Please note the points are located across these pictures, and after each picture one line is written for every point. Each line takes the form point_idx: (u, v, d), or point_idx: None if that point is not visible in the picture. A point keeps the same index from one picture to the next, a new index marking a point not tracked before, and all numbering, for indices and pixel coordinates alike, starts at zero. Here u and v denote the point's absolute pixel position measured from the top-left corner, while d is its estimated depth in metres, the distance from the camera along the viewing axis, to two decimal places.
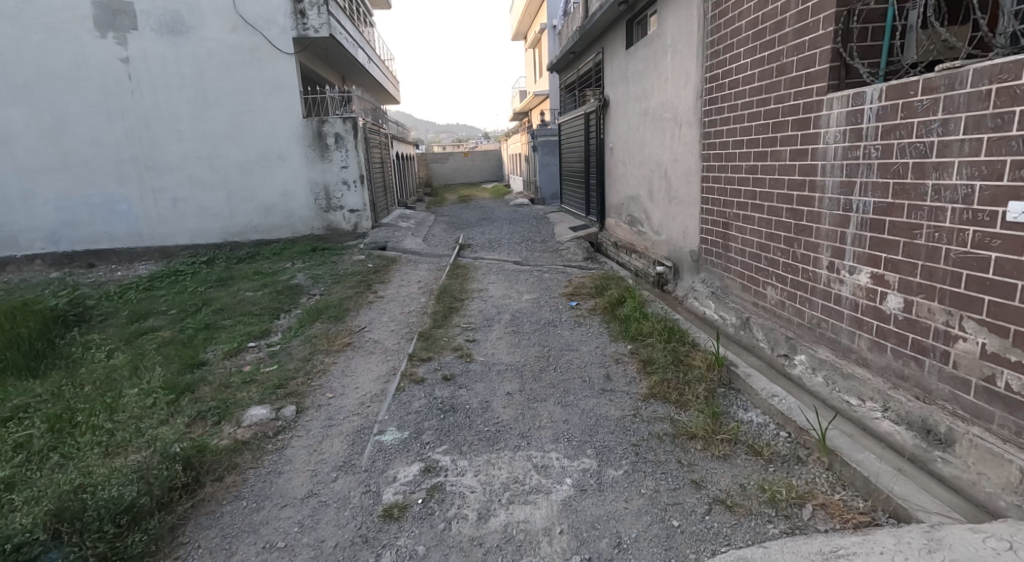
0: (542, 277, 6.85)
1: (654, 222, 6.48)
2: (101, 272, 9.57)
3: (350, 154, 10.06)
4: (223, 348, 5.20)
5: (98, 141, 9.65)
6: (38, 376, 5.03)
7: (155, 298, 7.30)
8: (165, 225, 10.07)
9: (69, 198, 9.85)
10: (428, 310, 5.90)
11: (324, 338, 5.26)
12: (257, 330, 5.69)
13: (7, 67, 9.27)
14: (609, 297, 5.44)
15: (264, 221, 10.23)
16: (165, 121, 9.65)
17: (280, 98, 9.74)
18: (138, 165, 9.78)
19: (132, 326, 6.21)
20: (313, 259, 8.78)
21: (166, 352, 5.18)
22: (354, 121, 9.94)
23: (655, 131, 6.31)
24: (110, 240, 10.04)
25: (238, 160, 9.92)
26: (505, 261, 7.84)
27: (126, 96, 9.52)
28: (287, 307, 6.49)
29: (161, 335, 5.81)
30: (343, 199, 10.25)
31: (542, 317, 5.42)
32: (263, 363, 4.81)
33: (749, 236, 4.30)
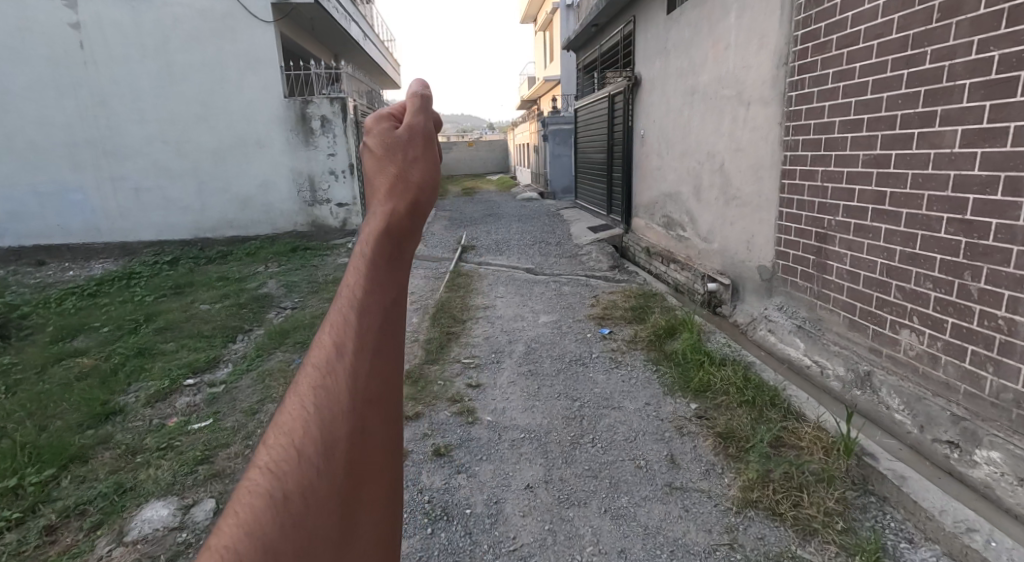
0: (561, 291, 5.61)
1: (700, 228, 5.21)
2: (50, 272, 8.44)
3: (338, 140, 8.89)
4: (148, 390, 3.95)
5: (47, 120, 8.49)
6: None
7: (93, 311, 6.11)
8: (127, 219, 8.93)
9: (15, 186, 8.70)
10: (420, 336, 4.68)
11: (281, 377, 4.04)
12: (201, 360, 4.49)
13: None
14: (657, 323, 4.21)
15: (241, 215, 9.07)
16: (124, 98, 8.48)
17: (258, 75, 8.53)
18: (95, 148, 8.63)
19: (52, 347, 5.06)
20: (292, 260, 7.60)
21: (74, 391, 4.00)
22: (342, 102, 8.76)
23: (704, 114, 5.04)
24: (64, 235, 8.90)
25: (210, 144, 8.74)
26: (514, 268, 6.56)
27: (80, 70, 8.33)
28: (248, 327, 5.28)
29: (81, 362, 4.64)
30: (330, 192, 9.10)
31: (566, 350, 4.17)
32: (196, 414, 3.60)
33: (868, 254, 3.06)
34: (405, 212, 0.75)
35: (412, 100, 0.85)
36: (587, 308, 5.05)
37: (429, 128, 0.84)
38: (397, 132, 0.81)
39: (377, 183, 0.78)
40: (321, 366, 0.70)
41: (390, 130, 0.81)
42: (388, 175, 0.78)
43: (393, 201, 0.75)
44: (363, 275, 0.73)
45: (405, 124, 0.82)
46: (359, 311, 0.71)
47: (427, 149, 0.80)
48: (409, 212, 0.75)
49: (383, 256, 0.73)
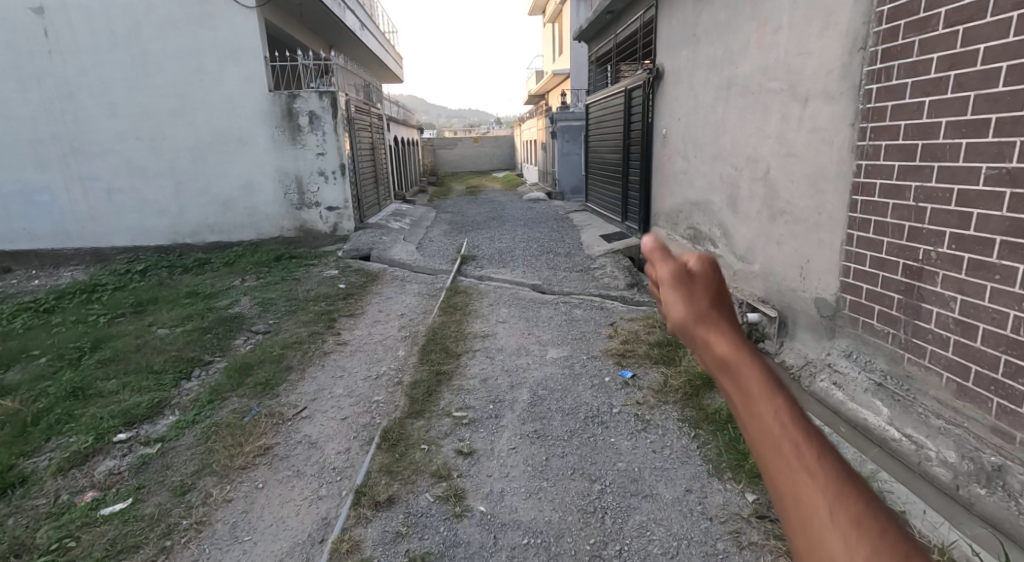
0: (571, 314, 4.83)
1: (736, 245, 4.39)
2: (15, 282, 7.99)
3: (328, 138, 8.15)
4: (63, 453, 3.40)
5: (11, 115, 7.99)
6: None
7: (37, 334, 5.76)
8: (99, 222, 8.41)
9: None
10: (405, 378, 3.91)
11: (228, 434, 3.34)
12: (143, 405, 3.90)
13: None
14: (694, 372, 3.33)
15: (222, 219, 8.38)
16: (93, 91, 7.91)
17: (239, 66, 7.85)
18: (63, 146, 8.10)
19: None
20: (272, 271, 6.85)
21: None
22: (332, 96, 8.01)
23: (741, 111, 4.23)
24: (31, 239, 8.46)
25: (187, 142, 8.10)
26: (520, 283, 5.73)
27: (44, 60, 7.81)
28: (207, 360, 4.65)
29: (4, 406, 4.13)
30: (319, 194, 8.34)
31: (579, 399, 3.38)
32: (117, 488, 3.01)
33: (994, 302, 2.25)
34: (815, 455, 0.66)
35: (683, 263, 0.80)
36: (603, 340, 4.20)
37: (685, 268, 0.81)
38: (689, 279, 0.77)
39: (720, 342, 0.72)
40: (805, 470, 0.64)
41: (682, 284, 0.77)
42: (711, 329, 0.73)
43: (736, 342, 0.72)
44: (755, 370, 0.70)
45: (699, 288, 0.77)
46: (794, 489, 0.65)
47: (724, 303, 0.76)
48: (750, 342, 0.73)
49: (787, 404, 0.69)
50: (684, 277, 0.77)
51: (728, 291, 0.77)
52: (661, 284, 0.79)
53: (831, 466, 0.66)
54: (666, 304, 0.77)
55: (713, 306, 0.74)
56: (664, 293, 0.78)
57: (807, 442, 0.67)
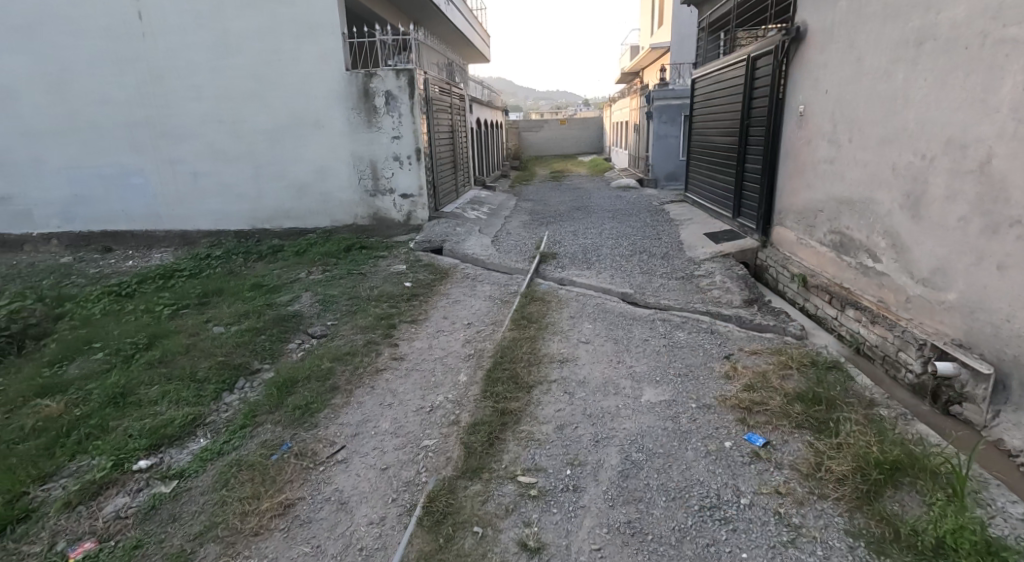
0: (673, 335, 3.85)
1: (912, 262, 3.24)
2: (112, 262, 8.21)
3: (404, 121, 7.58)
4: (77, 481, 3.07)
5: (107, 98, 8.10)
6: None
7: (105, 324, 5.65)
8: (184, 206, 8.43)
9: (82, 169, 8.54)
10: (463, 418, 3.14)
11: (250, 479, 2.80)
12: (175, 423, 3.51)
13: (14, 4, 7.86)
14: (869, 458, 2.31)
15: (297, 205, 8.10)
16: (180, 73, 7.83)
17: (316, 43, 7.43)
18: (152, 129, 8.14)
19: (44, 381, 4.54)
20: (340, 262, 6.30)
21: (6, 470, 3.28)
22: (409, 74, 7.39)
23: (937, 76, 3.03)
24: (127, 221, 8.68)
25: (265, 125, 7.84)
26: (607, 291, 4.76)
27: (138, 42, 7.79)
28: (254, 369, 4.18)
29: (49, 413, 3.96)
30: (393, 180, 7.83)
31: (689, 473, 2.46)
32: (116, 541, 2.60)
33: None
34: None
35: None
36: (720, 382, 3.17)
37: None
38: None
39: None
40: None
41: None
42: None
43: None
44: None
45: None
46: None
47: None
48: None
49: None
50: None
51: None
52: None
53: None
54: None
55: None
56: None
57: None
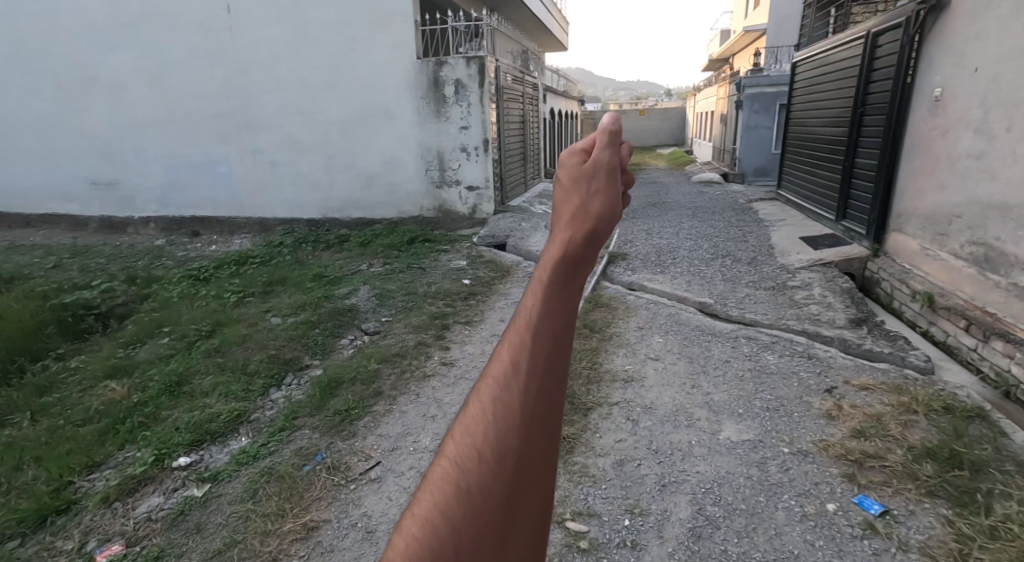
0: (760, 356, 3.31)
1: None
2: (198, 246, 8.57)
3: (472, 110, 7.32)
4: (117, 475, 3.01)
5: (198, 90, 8.41)
6: None
7: (178, 307, 5.79)
8: (263, 195, 8.64)
9: (175, 157, 8.95)
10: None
11: (278, 493, 2.60)
12: (220, 418, 3.41)
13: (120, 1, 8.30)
14: None
15: (365, 195, 8.06)
16: (262, 65, 7.97)
17: (390, 32, 7.30)
18: (237, 120, 8.37)
19: (115, 362, 4.66)
20: (402, 255, 6.13)
21: (59, 455, 3.31)
22: (480, 62, 7.11)
23: None
24: (213, 208, 9.02)
25: (338, 116, 7.84)
26: (683, 299, 4.25)
27: (225, 34, 8.00)
28: (304, 365, 4.05)
29: (112, 396, 4.02)
30: (459, 172, 7.61)
31: (779, 543, 2.00)
32: (138, 548, 2.48)
33: None
34: (582, 242, 0.71)
35: (602, 129, 0.78)
36: (821, 425, 2.62)
37: (616, 161, 0.77)
38: (586, 162, 0.75)
39: (560, 213, 0.75)
40: (527, 335, 0.71)
41: (579, 161, 0.75)
42: (571, 207, 0.74)
43: (572, 231, 0.71)
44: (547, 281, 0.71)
45: (596, 155, 0.75)
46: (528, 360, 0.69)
47: (616, 187, 0.73)
48: (586, 239, 0.71)
49: (559, 288, 0.70)
50: (586, 164, 0.75)
51: (616, 184, 0.74)
52: (561, 178, 0.76)
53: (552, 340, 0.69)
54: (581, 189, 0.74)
55: (603, 180, 0.73)
56: (566, 174, 0.76)
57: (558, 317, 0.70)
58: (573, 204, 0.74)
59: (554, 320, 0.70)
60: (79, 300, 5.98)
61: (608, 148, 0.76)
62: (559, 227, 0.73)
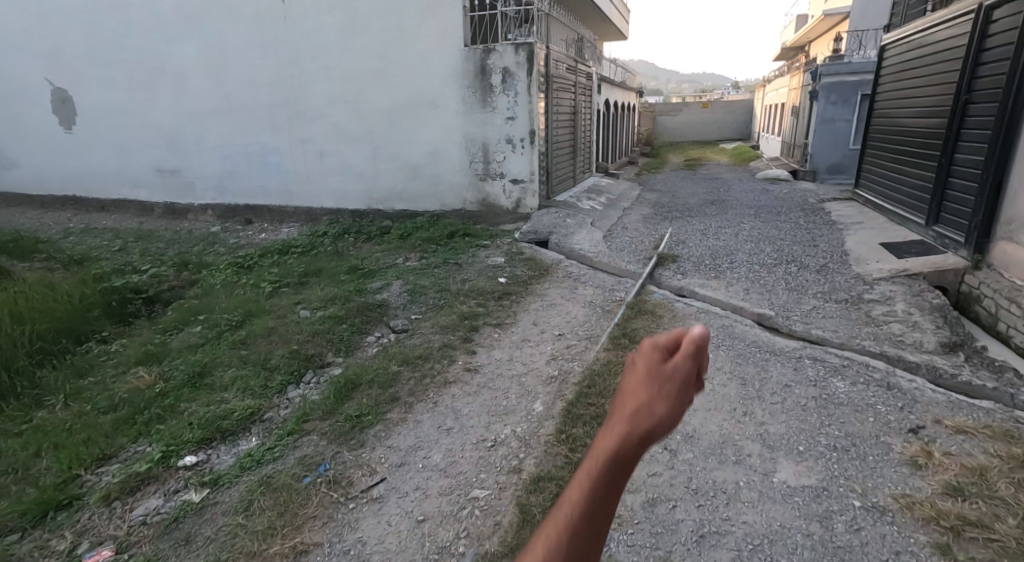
0: (829, 381, 2.84)
1: None
2: (248, 234, 8.69)
3: (519, 100, 7.00)
4: (123, 471, 2.92)
5: (253, 80, 8.49)
6: None
7: (217, 294, 5.78)
8: (312, 185, 8.64)
9: (231, 146, 9.05)
10: (527, 468, 2.48)
11: (272, 508, 2.40)
12: (233, 416, 3.27)
13: None
14: None
15: (410, 187, 7.91)
16: (314, 54, 7.93)
17: (438, 19, 7.07)
18: (290, 109, 8.37)
19: (149, 348, 4.66)
20: (440, 249, 5.89)
21: (75, 444, 3.28)
22: (529, 49, 6.78)
23: None
24: (266, 196, 9.02)
25: (385, 105, 7.70)
26: (740, 309, 3.78)
27: (280, 24, 8.03)
28: (325, 362, 3.87)
29: (138, 384, 3.99)
30: (505, 164, 7.32)
31: None
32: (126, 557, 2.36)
33: None
34: (637, 442, 0.78)
35: (687, 335, 0.84)
36: (905, 478, 2.17)
37: (693, 364, 0.84)
38: (663, 365, 0.82)
39: (626, 403, 0.82)
40: (577, 511, 0.79)
41: (659, 360, 0.82)
42: (637, 401, 0.80)
43: (632, 429, 0.79)
44: (602, 469, 0.79)
45: (673, 359, 0.82)
46: (571, 529, 0.79)
47: (683, 393, 0.80)
48: (642, 442, 0.78)
49: (609, 479, 0.78)
50: (662, 364, 0.82)
51: (688, 389, 0.81)
52: (635, 368, 0.84)
53: (590, 522, 0.78)
54: (649, 385, 0.81)
55: (675, 384, 0.80)
56: (640, 370, 0.84)
57: (601, 502, 0.78)
58: (640, 398, 0.81)
59: (599, 506, 0.78)
60: (128, 284, 6.11)
61: (684, 352, 0.83)
62: (622, 422, 0.81)
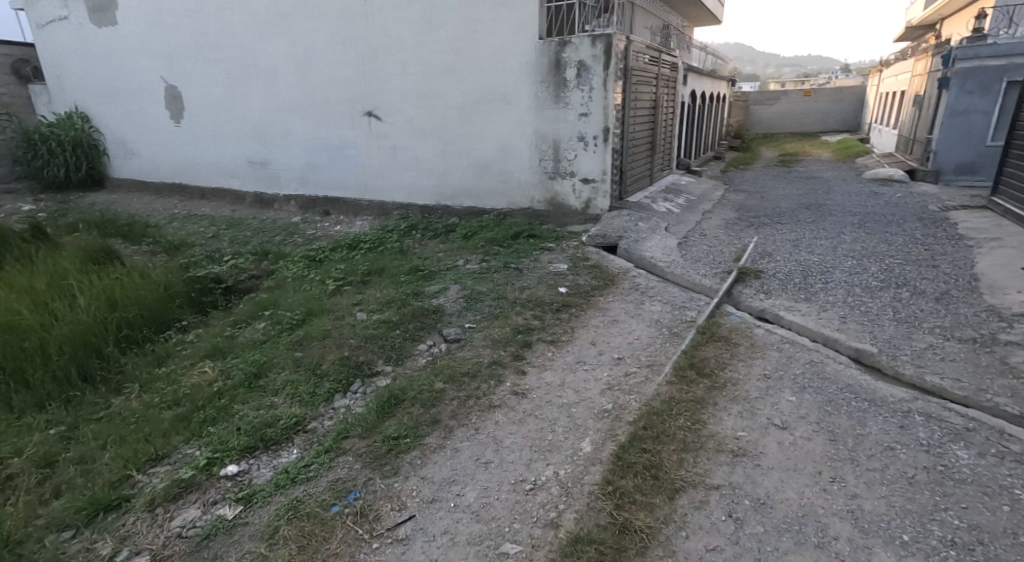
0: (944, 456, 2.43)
1: None
2: (324, 225, 8.92)
3: (595, 95, 6.60)
4: (169, 476, 2.96)
5: (334, 76, 8.65)
6: (52, 417, 4.13)
7: (286, 288, 5.90)
8: (384, 179, 8.72)
9: (312, 141, 9.35)
10: (565, 523, 2.21)
11: (294, 541, 2.30)
12: (278, 424, 3.23)
13: None
14: None
15: (478, 184, 7.75)
16: (391, 50, 7.92)
17: (513, 11, 6.79)
18: (366, 105, 8.47)
19: (219, 342, 4.80)
20: (503, 252, 5.68)
21: (136, 440, 3.38)
22: (607, 41, 6.35)
23: None
24: (342, 189, 9.28)
25: (457, 101, 7.56)
26: (830, 350, 3.29)
27: (359, 20, 8.08)
28: (374, 372, 3.76)
29: (201, 379, 4.09)
30: (575, 163, 6.96)
31: None
32: None
33: None
34: None
35: None
36: None
37: None
38: None
39: None
40: None
41: None
42: None
43: None
44: None
45: None
46: None
47: None
48: None
49: None
50: None
51: None
52: None
53: None
54: None
55: None
56: None
57: None
58: None
59: None
60: (209, 274, 6.37)
61: None
62: None
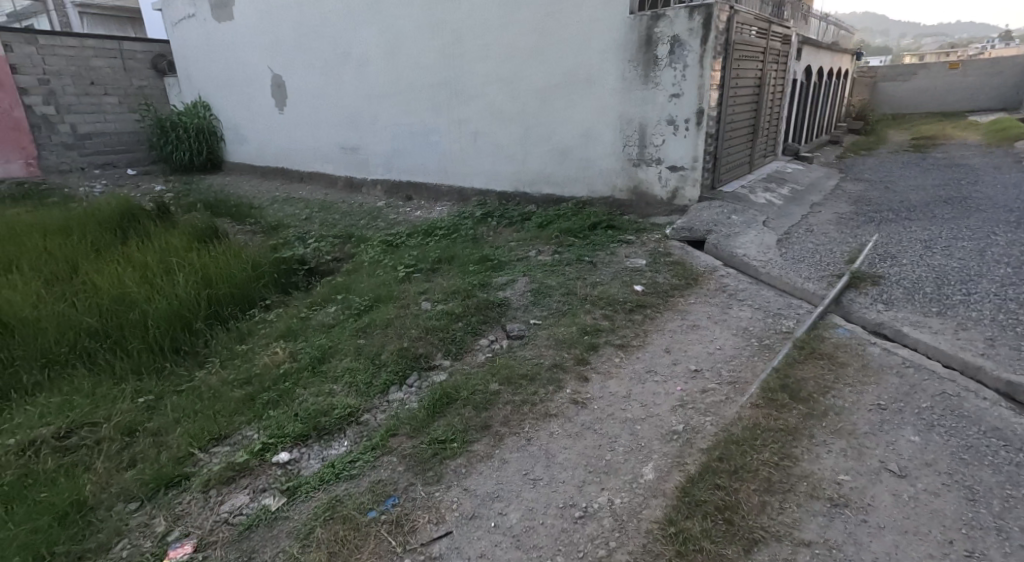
0: None
1: None
2: (406, 210, 9.01)
3: (688, 74, 6.03)
4: (224, 458, 2.97)
5: (421, 61, 8.63)
6: (145, 385, 4.39)
7: (363, 272, 5.94)
8: (465, 165, 8.62)
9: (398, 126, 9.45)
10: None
11: (327, 545, 2.18)
12: (332, 414, 3.17)
13: None
14: None
15: (558, 170, 7.42)
16: (476, 32, 7.74)
17: None
18: (449, 89, 8.39)
19: (295, 322, 4.89)
20: (580, 243, 5.35)
21: (204, 417, 3.46)
22: (706, 13, 5.76)
23: None
24: (424, 175, 9.33)
25: (540, 83, 7.24)
26: (964, 384, 2.73)
27: (446, 3, 7.96)
28: (432, 365, 3.62)
29: (273, 359, 4.16)
30: (663, 149, 6.44)
31: None
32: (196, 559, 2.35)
33: None
34: None
35: None
36: None
37: None
38: None
39: None
40: None
41: None
42: None
43: None
44: None
45: None
46: None
47: None
48: None
49: None
50: None
51: None
52: None
53: None
54: None
55: None
56: None
57: None
58: None
59: None
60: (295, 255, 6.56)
61: None
62: None
